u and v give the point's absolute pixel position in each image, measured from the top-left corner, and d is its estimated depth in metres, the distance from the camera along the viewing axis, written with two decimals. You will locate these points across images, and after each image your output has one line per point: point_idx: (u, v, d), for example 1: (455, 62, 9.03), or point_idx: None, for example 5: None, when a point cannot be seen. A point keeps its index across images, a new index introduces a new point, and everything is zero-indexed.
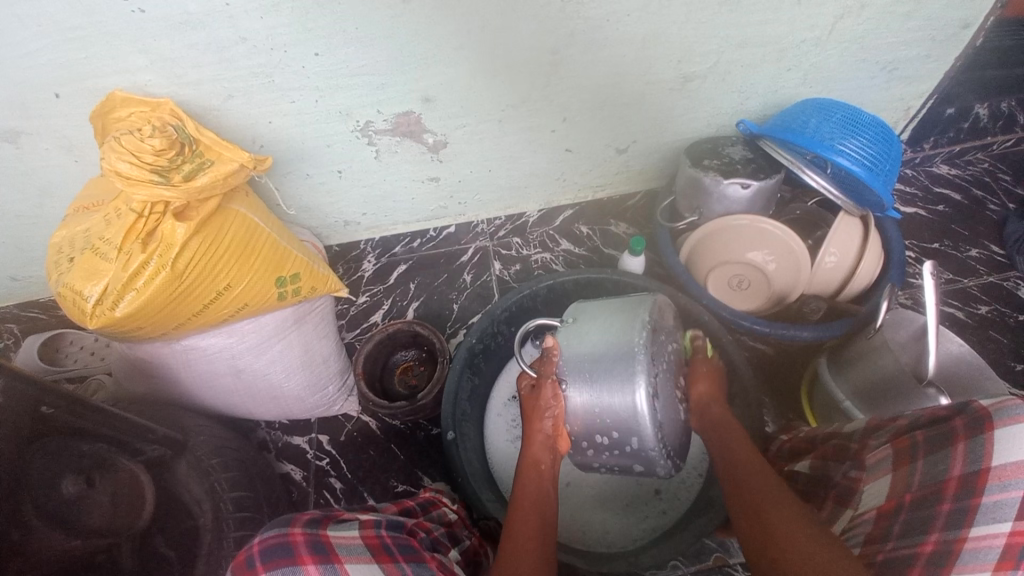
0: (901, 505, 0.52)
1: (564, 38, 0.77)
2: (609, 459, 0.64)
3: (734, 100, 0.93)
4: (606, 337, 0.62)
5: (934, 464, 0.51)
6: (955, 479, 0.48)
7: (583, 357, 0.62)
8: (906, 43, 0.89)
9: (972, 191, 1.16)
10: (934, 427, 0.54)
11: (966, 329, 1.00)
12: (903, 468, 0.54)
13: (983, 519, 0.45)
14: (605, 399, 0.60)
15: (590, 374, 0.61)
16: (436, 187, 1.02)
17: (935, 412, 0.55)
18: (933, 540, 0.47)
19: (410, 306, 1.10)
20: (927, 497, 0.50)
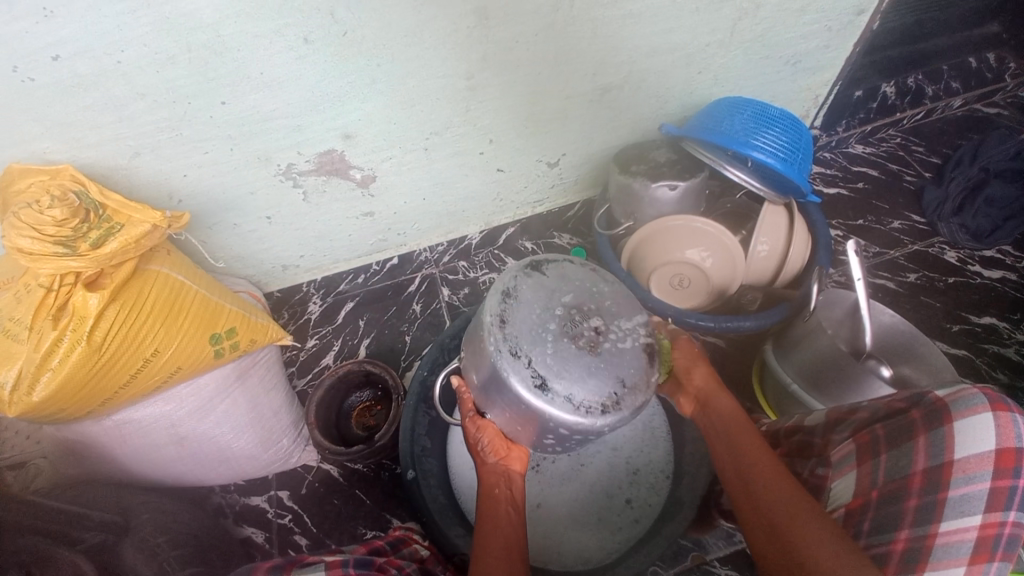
0: (869, 501, 0.53)
1: (477, 62, 0.77)
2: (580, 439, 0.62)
3: (654, 105, 0.96)
4: (477, 359, 0.60)
5: (896, 459, 0.52)
6: (920, 474, 0.49)
7: (478, 388, 0.62)
8: (805, 36, 0.93)
9: (888, 166, 1.22)
10: (893, 419, 0.54)
11: (899, 297, 1.04)
12: (867, 464, 0.55)
13: (952, 513, 0.45)
14: (510, 406, 0.58)
15: (490, 398, 0.61)
16: (372, 222, 1.00)
17: (893, 404, 0.56)
18: (903, 538, 0.48)
19: (361, 344, 1.08)
20: (894, 494, 0.51)
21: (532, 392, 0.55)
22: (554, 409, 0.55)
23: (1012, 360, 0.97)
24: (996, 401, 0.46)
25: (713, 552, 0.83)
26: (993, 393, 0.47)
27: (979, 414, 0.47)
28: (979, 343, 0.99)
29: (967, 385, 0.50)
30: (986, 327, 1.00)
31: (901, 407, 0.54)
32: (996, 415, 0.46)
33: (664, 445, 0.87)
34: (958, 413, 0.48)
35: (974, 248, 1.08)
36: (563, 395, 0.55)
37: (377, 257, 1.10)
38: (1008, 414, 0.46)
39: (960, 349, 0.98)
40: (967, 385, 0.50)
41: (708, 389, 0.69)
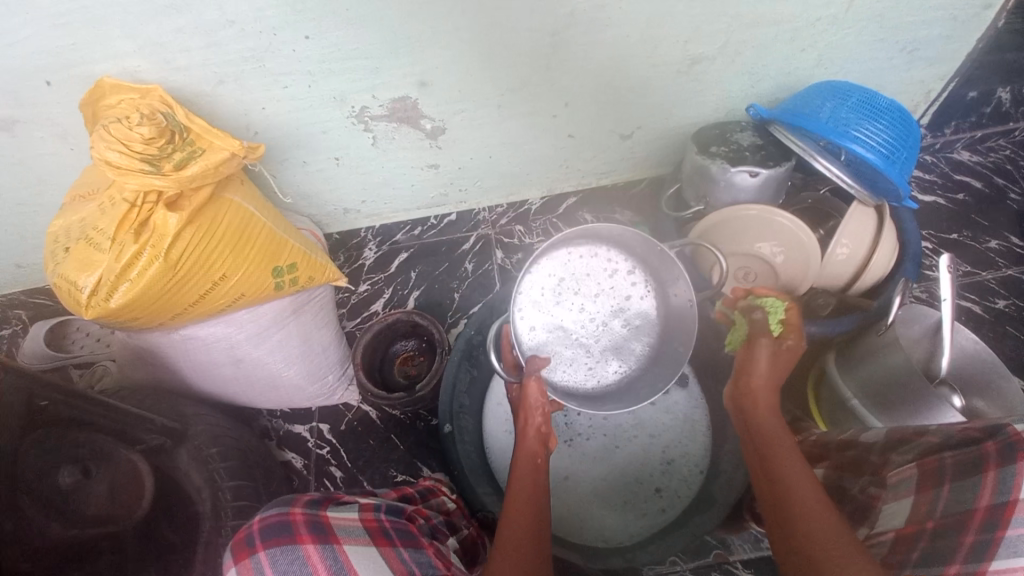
0: (923, 531, 0.49)
1: (563, 19, 0.73)
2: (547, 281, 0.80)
3: (745, 83, 0.90)
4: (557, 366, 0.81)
5: (960, 492, 0.48)
6: (983, 510, 0.45)
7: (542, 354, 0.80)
8: (928, 22, 0.84)
9: (994, 179, 1.11)
10: (963, 450, 0.50)
11: (982, 323, 0.96)
12: (927, 493, 0.51)
13: (1006, 553, 0.42)
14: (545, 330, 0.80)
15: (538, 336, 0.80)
16: (436, 174, 1.00)
17: (968, 432, 0.52)
18: (952, 573, 0.44)
19: (411, 295, 1.09)
20: (951, 527, 0.47)
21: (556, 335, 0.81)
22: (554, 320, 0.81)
23: None
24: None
25: (737, 551, 0.82)
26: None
27: None
28: None
29: None
30: None
31: (975, 437, 0.51)
32: None
33: (703, 439, 0.85)
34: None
35: None
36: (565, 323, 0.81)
37: (436, 212, 1.11)
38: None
39: None
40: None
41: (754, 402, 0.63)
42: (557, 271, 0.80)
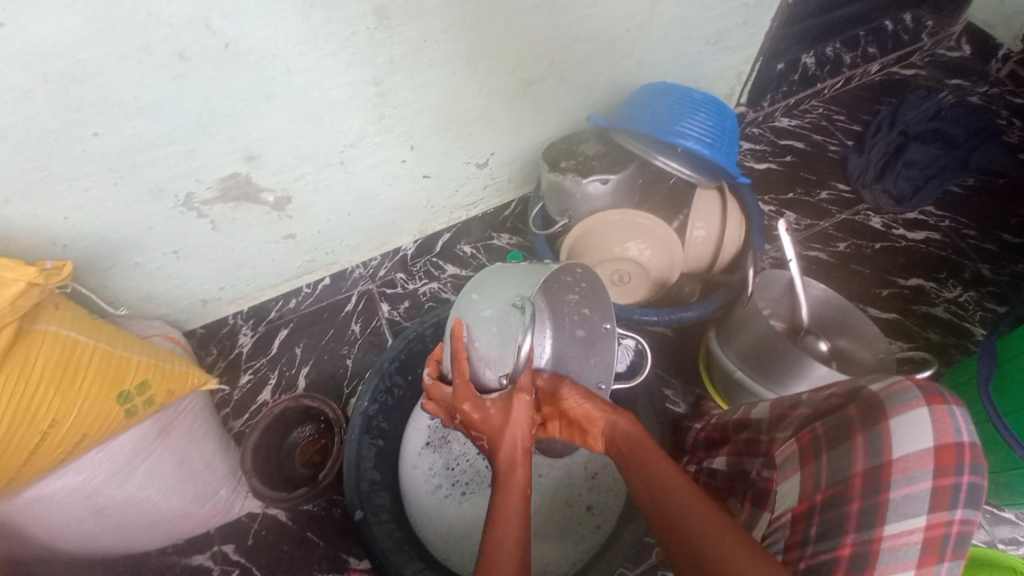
0: (813, 506, 0.51)
1: (384, 66, 0.71)
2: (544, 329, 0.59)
3: (580, 95, 0.93)
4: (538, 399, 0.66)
5: (837, 461, 0.50)
6: (861, 476, 0.48)
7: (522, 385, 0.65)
8: (723, 15, 0.93)
9: (814, 137, 1.24)
10: (832, 417, 0.54)
11: (832, 267, 1.07)
12: (809, 466, 0.53)
13: (896, 516, 0.44)
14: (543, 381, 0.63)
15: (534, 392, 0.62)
16: (295, 244, 0.93)
17: (831, 400, 0.55)
18: (849, 543, 0.46)
19: (300, 374, 1.02)
20: (837, 497, 0.49)
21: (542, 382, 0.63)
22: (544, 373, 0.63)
23: (941, 318, 1.00)
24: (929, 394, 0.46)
25: None
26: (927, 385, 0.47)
27: (912, 408, 0.46)
28: (908, 304, 1.02)
29: (900, 378, 0.50)
30: (914, 288, 1.04)
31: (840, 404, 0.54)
32: (932, 409, 0.45)
33: None
34: (891, 410, 0.48)
35: (899, 211, 1.12)
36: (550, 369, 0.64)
37: (306, 279, 1.02)
38: (943, 406, 0.45)
39: (891, 312, 1.01)
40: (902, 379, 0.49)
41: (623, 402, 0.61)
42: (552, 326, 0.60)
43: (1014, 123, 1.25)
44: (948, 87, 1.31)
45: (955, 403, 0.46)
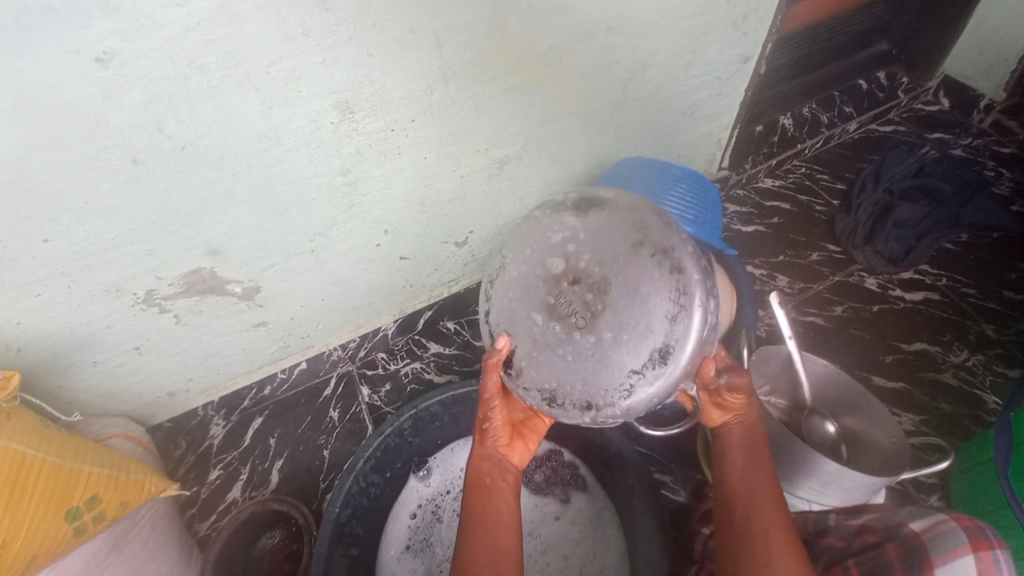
0: None
1: (352, 156, 0.70)
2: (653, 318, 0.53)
3: (559, 169, 0.92)
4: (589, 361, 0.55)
5: None
6: None
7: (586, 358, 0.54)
8: (696, 88, 0.93)
9: (799, 197, 1.22)
10: (867, 556, 0.57)
11: (830, 333, 1.02)
12: None
13: None
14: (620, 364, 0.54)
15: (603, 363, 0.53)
16: (267, 331, 0.89)
17: (866, 538, 0.59)
18: None
19: (273, 468, 0.95)
20: None
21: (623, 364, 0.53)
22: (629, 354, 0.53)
23: (952, 386, 0.95)
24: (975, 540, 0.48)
25: None
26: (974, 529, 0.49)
27: (958, 558, 0.48)
28: (915, 372, 0.97)
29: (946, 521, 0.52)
30: (920, 353, 0.99)
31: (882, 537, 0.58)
32: (978, 559, 0.47)
33: (620, 544, 0.80)
34: (939, 556, 0.50)
35: (893, 271, 1.09)
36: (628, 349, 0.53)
37: (280, 365, 0.98)
38: (991, 554, 0.47)
39: (898, 381, 0.96)
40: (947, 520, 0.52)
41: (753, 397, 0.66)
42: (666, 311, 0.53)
43: (1001, 175, 1.24)
44: (930, 141, 1.31)
45: (1001, 547, 0.48)
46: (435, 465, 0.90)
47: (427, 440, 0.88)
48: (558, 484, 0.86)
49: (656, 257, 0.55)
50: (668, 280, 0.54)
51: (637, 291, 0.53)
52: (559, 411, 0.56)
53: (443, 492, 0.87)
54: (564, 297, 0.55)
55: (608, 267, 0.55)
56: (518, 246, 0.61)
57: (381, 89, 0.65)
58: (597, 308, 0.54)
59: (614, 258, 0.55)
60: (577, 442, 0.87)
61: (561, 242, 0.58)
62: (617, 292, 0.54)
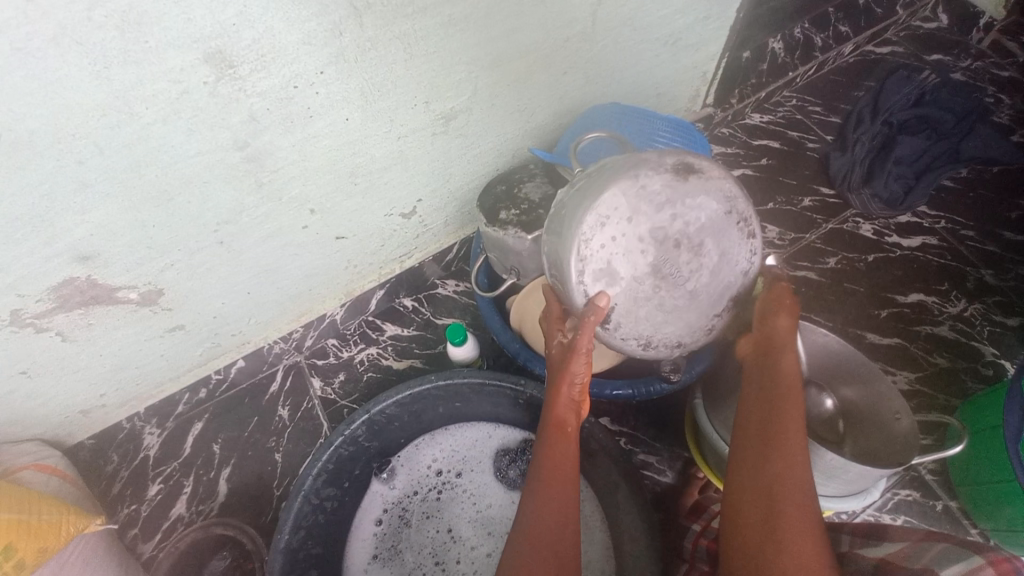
0: None
1: (246, 125, 0.55)
2: (718, 286, 0.55)
3: (519, 119, 0.77)
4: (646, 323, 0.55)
5: None
6: None
7: (656, 319, 0.55)
8: (680, 11, 0.77)
9: (790, 133, 1.10)
10: None
11: (823, 288, 0.94)
12: None
13: None
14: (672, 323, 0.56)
15: (663, 326, 0.55)
16: (188, 333, 0.76)
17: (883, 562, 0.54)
18: None
19: (221, 478, 0.86)
20: None
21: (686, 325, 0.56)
22: (690, 317, 0.55)
23: (947, 338, 0.89)
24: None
25: None
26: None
27: None
28: (911, 326, 0.90)
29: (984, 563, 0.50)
30: (916, 306, 0.92)
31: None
32: None
33: (604, 538, 0.74)
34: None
35: (889, 215, 0.99)
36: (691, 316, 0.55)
37: (212, 366, 0.85)
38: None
39: (893, 337, 0.89)
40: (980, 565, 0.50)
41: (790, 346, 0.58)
42: (728, 276, 0.55)
43: (1001, 100, 1.13)
44: (929, 63, 1.18)
45: None
46: (399, 465, 0.80)
47: (387, 443, 0.78)
48: None
49: (741, 225, 0.54)
50: (742, 242, 0.55)
51: (721, 257, 0.54)
52: (651, 352, 0.56)
53: (409, 494, 0.79)
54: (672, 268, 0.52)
55: (704, 230, 0.53)
56: (617, 202, 0.51)
57: (268, 33, 0.49)
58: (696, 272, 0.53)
59: (708, 224, 0.53)
60: None
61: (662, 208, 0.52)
62: (712, 261, 0.54)
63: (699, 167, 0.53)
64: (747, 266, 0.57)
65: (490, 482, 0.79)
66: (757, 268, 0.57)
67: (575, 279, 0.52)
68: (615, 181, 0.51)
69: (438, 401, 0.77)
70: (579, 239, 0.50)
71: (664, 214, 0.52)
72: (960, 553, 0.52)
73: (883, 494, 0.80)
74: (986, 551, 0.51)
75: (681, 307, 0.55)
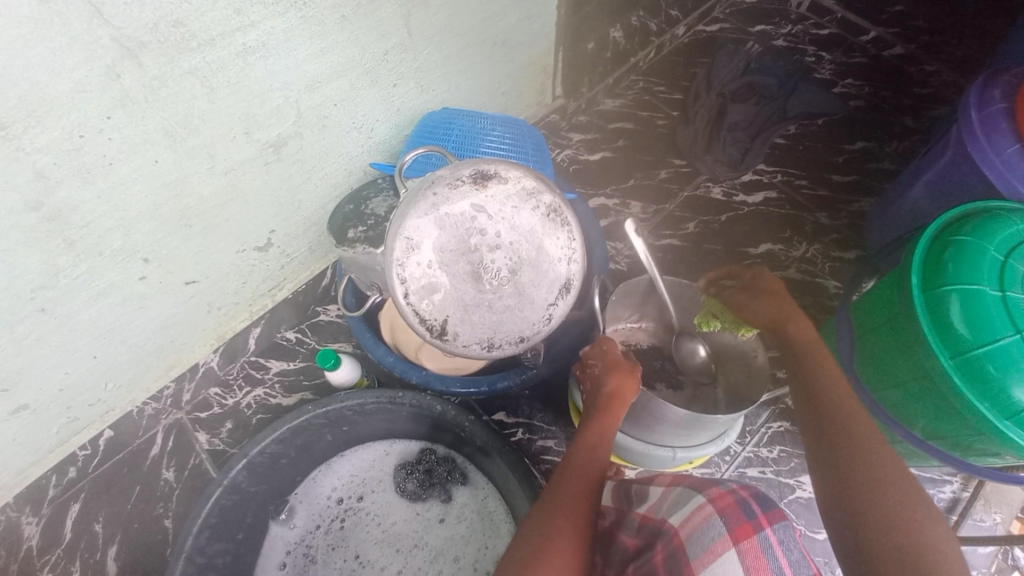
0: None
1: (34, 183, 0.52)
2: (543, 278, 0.58)
3: (359, 137, 0.77)
4: (484, 327, 0.57)
5: None
6: None
7: (492, 320, 0.57)
8: (498, 13, 0.81)
9: (641, 114, 1.17)
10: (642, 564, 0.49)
11: (685, 253, 1.01)
12: None
13: None
14: (512, 321, 0.58)
15: (501, 326, 0.57)
16: (34, 412, 0.71)
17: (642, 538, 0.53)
18: None
19: (106, 558, 0.79)
20: None
21: (526, 319, 0.58)
22: (526, 312, 0.58)
23: (794, 280, 0.99)
24: (734, 525, 0.43)
25: None
26: (730, 513, 0.45)
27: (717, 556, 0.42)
28: None
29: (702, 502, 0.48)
30: (766, 255, 1.01)
31: (650, 541, 0.51)
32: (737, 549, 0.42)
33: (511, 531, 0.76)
34: (694, 558, 0.44)
35: (735, 176, 1.08)
36: (527, 312, 0.58)
37: (75, 442, 0.79)
38: (753, 539, 0.42)
39: None
40: (700, 506, 0.48)
41: (805, 328, 0.63)
42: (553, 266, 0.58)
43: (821, 58, 1.25)
44: (754, 34, 1.28)
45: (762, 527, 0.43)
46: (298, 502, 0.78)
47: (277, 482, 0.75)
48: (436, 485, 0.78)
49: (551, 215, 0.57)
50: (557, 230, 0.58)
51: (538, 249, 0.57)
52: (498, 352, 0.59)
53: (312, 530, 0.76)
54: (489, 268, 0.55)
55: (513, 227, 0.56)
56: (423, 223, 0.54)
57: (32, 86, 0.47)
58: (516, 269, 0.56)
59: (517, 220, 0.56)
60: (448, 437, 0.78)
61: (466, 215, 0.55)
62: (530, 254, 0.57)
63: (494, 171, 0.57)
64: (573, 253, 0.59)
65: (393, 500, 0.78)
66: (583, 252, 0.60)
67: (403, 298, 0.55)
68: (416, 203, 0.54)
69: (326, 430, 0.75)
70: (394, 264, 0.53)
71: (470, 221, 0.55)
72: (695, 493, 0.51)
73: (760, 430, 0.87)
74: (711, 489, 0.49)
75: (513, 304, 0.57)
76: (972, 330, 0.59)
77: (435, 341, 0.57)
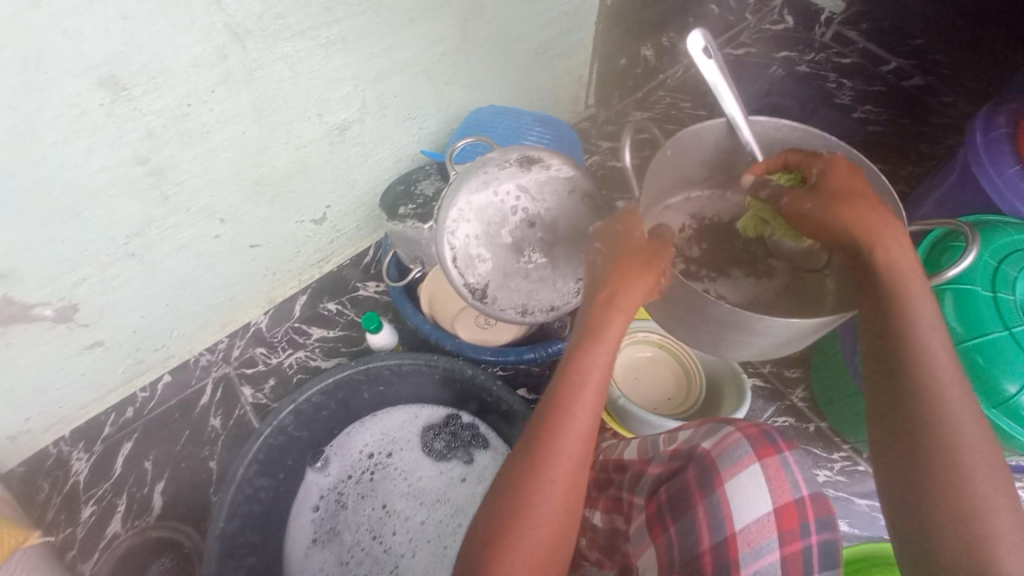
0: None
1: (145, 142, 0.61)
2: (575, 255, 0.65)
3: (411, 128, 0.86)
4: (519, 294, 0.65)
5: (684, 534, 0.50)
6: (709, 553, 0.48)
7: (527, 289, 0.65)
8: (543, 25, 0.90)
9: (666, 127, 1.24)
10: (673, 481, 0.54)
11: None
12: (660, 540, 0.52)
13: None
14: (544, 291, 0.66)
15: (534, 294, 0.66)
16: (109, 350, 0.79)
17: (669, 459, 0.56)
18: None
19: (155, 492, 0.87)
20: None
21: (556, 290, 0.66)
22: (557, 284, 0.66)
23: None
24: (760, 446, 0.51)
25: None
26: (756, 436, 0.52)
27: (745, 468, 0.50)
28: None
29: (730, 429, 0.54)
30: None
31: (679, 462, 0.55)
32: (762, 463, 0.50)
33: None
34: (726, 469, 0.51)
35: None
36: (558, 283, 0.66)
37: (137, 383, 0.88)
38: (775, 457, 0.50)
39: None
40: (730, 430, 0.53)
41: (903, 253, 0.46)
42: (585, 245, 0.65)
43: (842, 85, 1.32)
44: (778, 59, 1.36)
45: (782, 447, 0.51)
46: (332, 453, 0.85)
47: (316, 432, 0.83)
48: (459, 447, 0.85)
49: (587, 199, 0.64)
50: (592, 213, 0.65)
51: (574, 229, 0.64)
52: (530, 318, 0.66)
53: (344, 479, 0.84)
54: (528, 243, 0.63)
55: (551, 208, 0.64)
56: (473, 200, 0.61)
57: (157, 59, 0.56)
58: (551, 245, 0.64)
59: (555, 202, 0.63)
60: (474, 404, 0.85)
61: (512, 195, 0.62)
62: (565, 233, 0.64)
63: (540, 156, 0.62)
64: None
65: (419, 458, 0.85)
66: None
67: (451, 263, 0.61)
68: (468, 180, 0.61)
69: (365, 387, 0.83)
70: (445, 233, 0.60)
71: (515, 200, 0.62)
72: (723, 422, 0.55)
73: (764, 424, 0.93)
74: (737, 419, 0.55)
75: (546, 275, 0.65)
76: (964, 326, 0.65)
77: (476, 304, 0.64)
